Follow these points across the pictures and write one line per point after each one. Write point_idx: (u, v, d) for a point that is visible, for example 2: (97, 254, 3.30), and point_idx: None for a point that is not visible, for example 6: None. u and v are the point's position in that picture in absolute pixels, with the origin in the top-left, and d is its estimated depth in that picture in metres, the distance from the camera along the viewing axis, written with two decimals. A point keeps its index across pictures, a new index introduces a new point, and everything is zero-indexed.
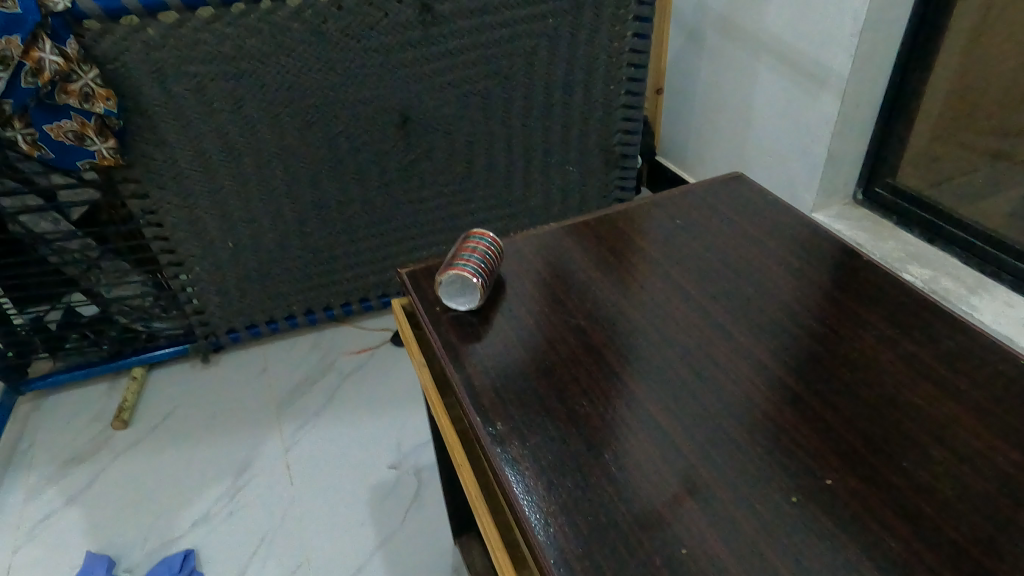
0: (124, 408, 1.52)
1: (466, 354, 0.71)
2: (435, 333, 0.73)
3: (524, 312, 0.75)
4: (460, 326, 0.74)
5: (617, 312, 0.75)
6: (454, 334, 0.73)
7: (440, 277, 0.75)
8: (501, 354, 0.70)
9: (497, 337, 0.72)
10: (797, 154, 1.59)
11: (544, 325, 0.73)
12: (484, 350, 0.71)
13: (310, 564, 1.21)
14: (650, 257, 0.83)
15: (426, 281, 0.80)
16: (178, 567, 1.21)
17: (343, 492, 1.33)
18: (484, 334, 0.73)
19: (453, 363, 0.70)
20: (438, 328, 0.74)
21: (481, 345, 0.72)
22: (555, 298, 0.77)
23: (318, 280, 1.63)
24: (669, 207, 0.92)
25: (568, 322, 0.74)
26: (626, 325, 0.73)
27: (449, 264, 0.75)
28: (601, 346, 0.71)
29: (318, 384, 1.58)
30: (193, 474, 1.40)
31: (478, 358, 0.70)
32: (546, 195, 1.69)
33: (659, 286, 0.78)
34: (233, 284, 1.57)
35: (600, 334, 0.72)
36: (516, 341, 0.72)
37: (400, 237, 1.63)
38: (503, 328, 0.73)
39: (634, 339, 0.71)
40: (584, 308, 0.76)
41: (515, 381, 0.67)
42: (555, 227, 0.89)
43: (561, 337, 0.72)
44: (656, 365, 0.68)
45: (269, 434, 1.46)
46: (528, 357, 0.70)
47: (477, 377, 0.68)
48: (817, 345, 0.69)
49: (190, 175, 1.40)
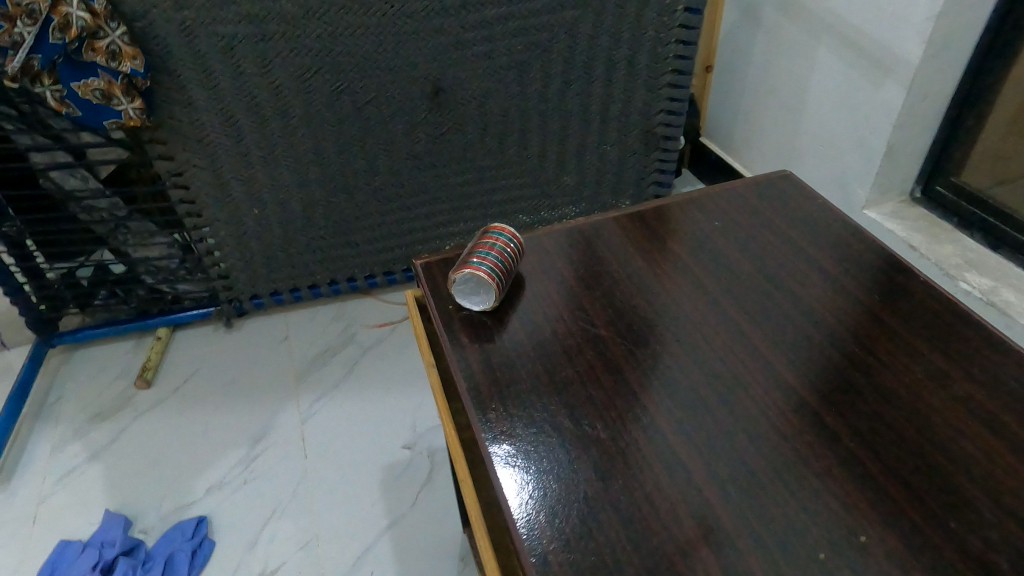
0: (147, 367, 1.54)
1: (476, 358, 0.67)
2: (446, 332, 0.69)
3: (540, 314, 0.71)
4: (472, 327, 0.69)
5: (641, 321, 0.70)
6: (466, 336, 0.69)
7: (453, 275, 0.70)
8: (512, 360, 0.66)
9: (510, 343, 0.68)
10: (853, 146, 1.48)
11: (561, 330, 0.69)
12: (495, 355, 0.67)
13: (319, 541, 1.21)
14: (681, 262, 0.77)
15: (441, 275, 0.75)
16: (190, 533, 1.22)
17: (356, 470, 1.32)
18: (496, 337, 0.68)
19: (461, 369, 0.66)
20: (450, 328, 0.69)
21: (492, 350, 0.67)
22: (575, 302, 0.72)
23: (342, 251, 1.60)
24: (706, 207, 0.86)
25: (587, 329, 0.69)
26: (650, 336, 0.68)
27: (464, 263, 0.70)
28: (620, 359, 0.66)
29: (338, 356, 1.57)
30: (210, 440, 1.40)
31: (489, 363, 0.66)
32: (580, 175, 1.62)
33: (688, 295, 0.73)
34: (258, 251, 1.55)
35: (620, 345, 0.67)
36: (530, 346, 0.67)
37: (428, 212, 1.58)
38: (517, 331, 0.69)
39: (657, 354, 0.66)
40: (606, 315, 0.70)
41: (526, 392, 0.63)
42: (581, 221, 0.83)
43: (578, 346, 0.67)
44: (678, 384, 0.63)
45: (286, 404, 1.46)
46: (541, 366, 0.65)
47: (486, 384, 0.64)
48: (860, 373, 0.63)
49: (217, 140, 1.37)
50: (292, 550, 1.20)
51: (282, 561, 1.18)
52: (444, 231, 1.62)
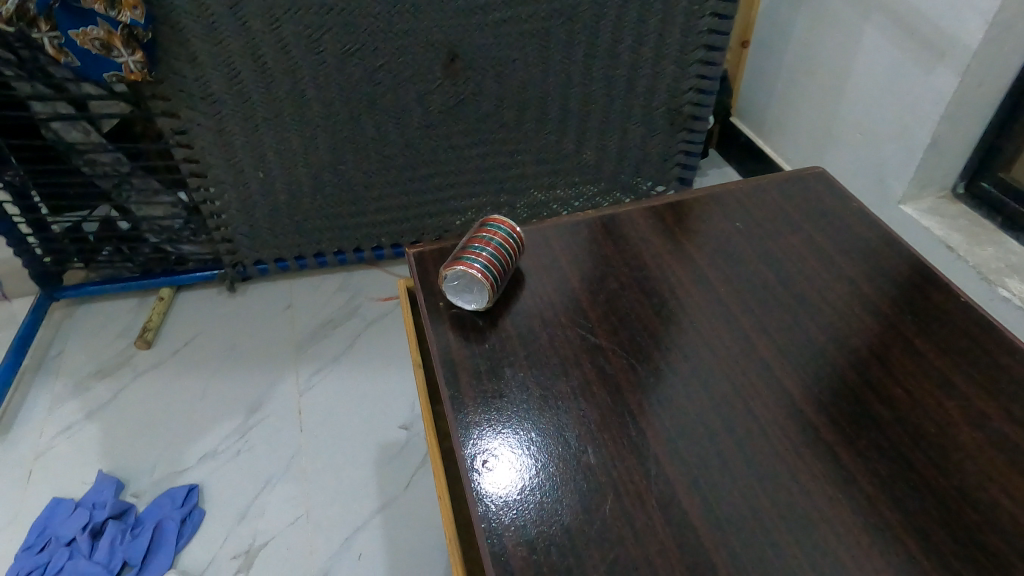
0: (148, 327, 1.51)
1: (464, 364, 0.64)
2: (435, 333, 0.66)
3: (537, 320, 0.67)
4: (465, 330, 0.66)
5: (642, 335, 0.66)
6: (457, 340, 0.65)
7: (445, 271, 0.65)
8: (501, 369, 0.63)
9: (505, 351, 0.65)
10: (894, 138, 1.38)
11: (558, 340, 0.66)
12: (486, 363, 0.64)
13: (310, 517, 1.19)
14: (692, 269, 0.73)
15: (436, 269, 0.71)
16: (181, 501, 1.20)
17: (352, 447, 1.29)
18: (488, 342, 0.65)
19: (448, 377, 0.63)
20: (441, 330, 0.66)
21: (483, 357, 0.64)
22: (576, 310, 0.68)
23: (349, 221, 1.55)
24: (725, 206, 0.80)
25: (585, 340, 0.66)
26: (651, 353, 0.65)
27: (456, 258, 0.65)
28: (618, 377, 0.63)
29: (340, 329, 1.53)
30: (207, 406, 1.38)
31: (476, 371, 0.63)
32: (601, 153, 1.54)
33: (696, 308, 0.69)
34: (263, 216, 1.50)
35: (620, 361, 0.64)
36: (524, 357, 0.64)
37: (439, 185, 1.52)
38: (511, 338, 0.66)
39: (657, 372, 0.63)
40: (608, 326, 0.67)
41: (516, 408, 0.60)
42: (588, 217, 0.79)
43: (574, 359, 0.64)
44: (678, 409, 0.60)
45: (285, 374, 1.43)
46: (533, 380, 0.62)
47: (474, 397, 0.61)
48: (874, 408, 0.60)
49: (222, 99, 1.30)
50: (282, 525, 1.18)
51: (271, 535, 1.17)
52: (455, 205, 1.57)
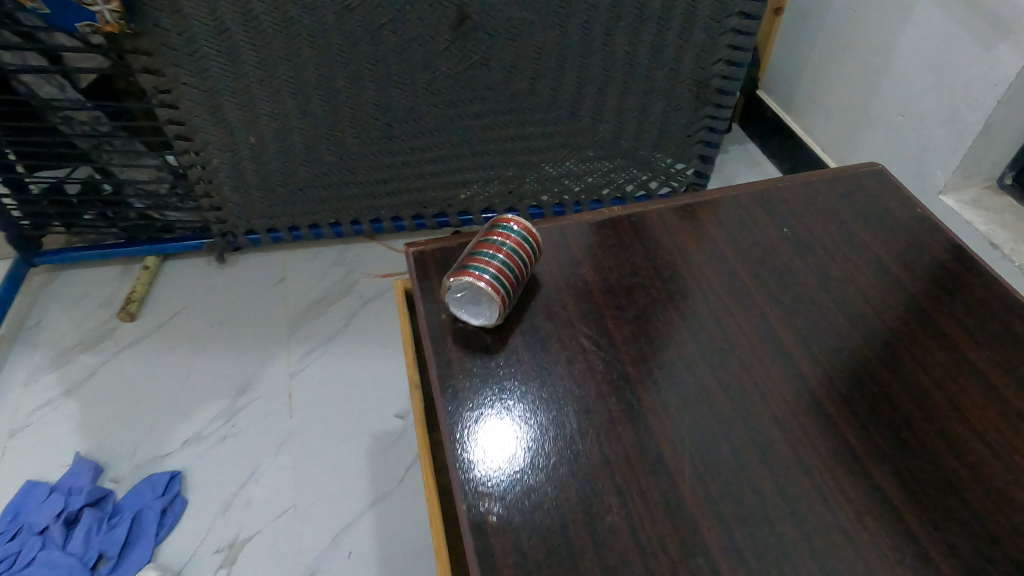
0: (131, 299, 1.41)
1: (468, 393, 0.55)
2: (436, 352, 0.58)
3: (554, 340, 0.59)
4: (472, 350, 0.58)
5: (674, 362, 0.58)
6: (465, 364, 0.57)
7: (448, 282, 0.56)
8: (510, 398, 0.55)
9: (518, 378, 0.56)
10: (942, 122, 1.27)
11: (577, 366, 0.57)
12: (493, 392, 0.55)
13: (299, 510, 1.12)
14: (731, 282, 0.64)
15: (442, 274, 0.62)
16: (162, 490, 1.13)
17: (344, 436, 1.22)
18: (497, 367, 0.57)
19: (452, 410, 0.54)
20: (449, 350, 0.58)
21: (492, 386, 0.56)
22: (599, 329, 0.60)
23: (345, 192, 1.43)
24: (769, 207, 0.70)
25: (609, 367, 0.57)
26: (685, 385, 0.57)
27: (462, 266, 0.55)
28: (646, 413, 0.55)
29: (335, 306, 1.44)
30: (192, 386, 1.30)
31: (481, 399, 0.55)
32: (619, 127, 1.42)
33: (736, 331, 0.60)
34: (255, 185, 1.39)
35: (648, 394, 0.56)
36: (538, 386, 0.56)
37: (443, 157, 1.41)
38: (524, 362, 0.57)
39: (691, 410, 0.55)
40: (635, 349, 0.59)
41: (527, 449, 0.52)
42: (614, 215, 0.69)
43: (596, 390, 0.56)
44: (715, 455, 0.52)
45: (275, 353, 1.35)
46: (548, 416, 0.54)
47: (480, 435, 0.53)
48: (942, 460, 0.52)
49: (210, 57, 1.18)
50: (269, 518, 1.11)
51: (257, 528, 1.10)
52: (459, 178, 1.45)
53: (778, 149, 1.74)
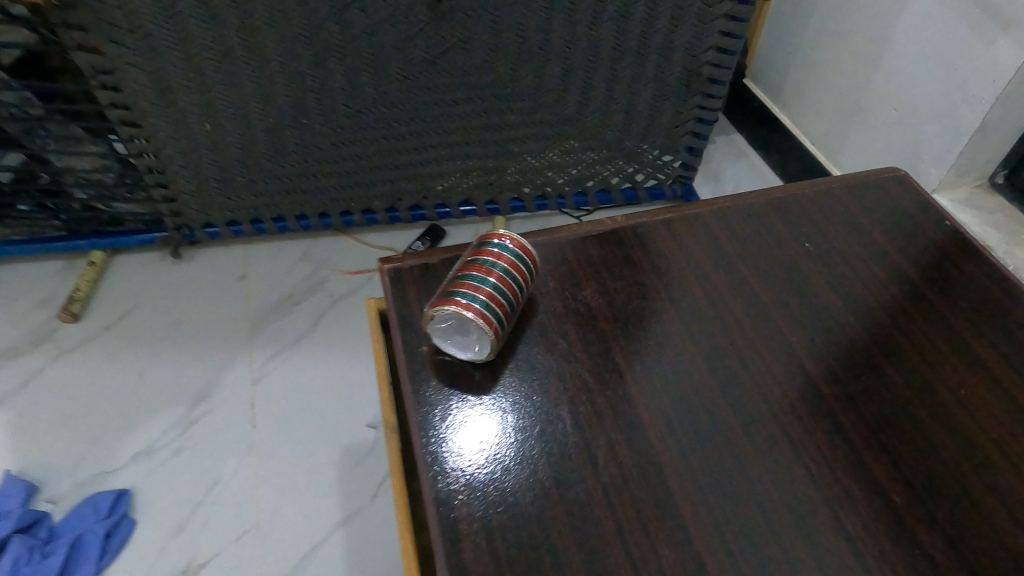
0: (74, 298, 1.30)
1: (455, 447, 0.48)
2: (419, 395, 0.50)
3: (554, 378, 0.52)
4: (461, 391, 0.50)
5: (690, 404, 0.51)
6: (450, 406, 0.50)
7: (431, 310, 0.48)
8: (502, 453, 0.48)
9: (512, 423, 0.49)
10: (940, 118, 1.22)
11: (582, 411, 0.50)
12: (484, 445, 0.48)
13: (262, 531, 1.04)
14: (749, 306, 0.57)
15: (424, 298, 0.54)
16: (106, 511, 1.03)
17: (310, 448, 1.13)
18: (489, 414, 0.50)
19: (435, 463, 0.47)
20: (432, 390, 0.50)
21: (482, 433, 0.49)
22: (605, 364, 0.53)
23: (311, 184, 1.32)
24: (787, 217, 0.63)
25: (619, 410, 0.51)
26: (704, 430, 0.50)
27: (446, 291, 0.47)
28: (661, 466, 0.48)
29: (301, 306, 1.34)
30: (142, 394, 1.20)
31: (468, 456, 0.48)
32: (605, 117, 1.32)
33: (757, 364, 0.54)
34: (212, 175, 1.28)
35: (664, 443, 0.49)
36: (537, 436, 0.49)
37: (416, 147, 1.30)
38: (521, 406, 0.50)
39: (713, 461, 0.49)
40: (647, 387, 0.52)
41: (525, 515, 0.45)
42: (617, 225, 0.62)
43: (605, 439, 0.49)
44: (743, 517, 0.46)
45: (237, 357, 1.25)
46: (546, 470, 0.47)
47: (469, 499, 0.46)
48: (991, 518, 0.46)
49: (156, 35, 1.06)
50: (228, 541, 1.03)
51: (215, 552, 1.02)
52: (434, 169, 1.34)
53: (767, 140, 1.67)
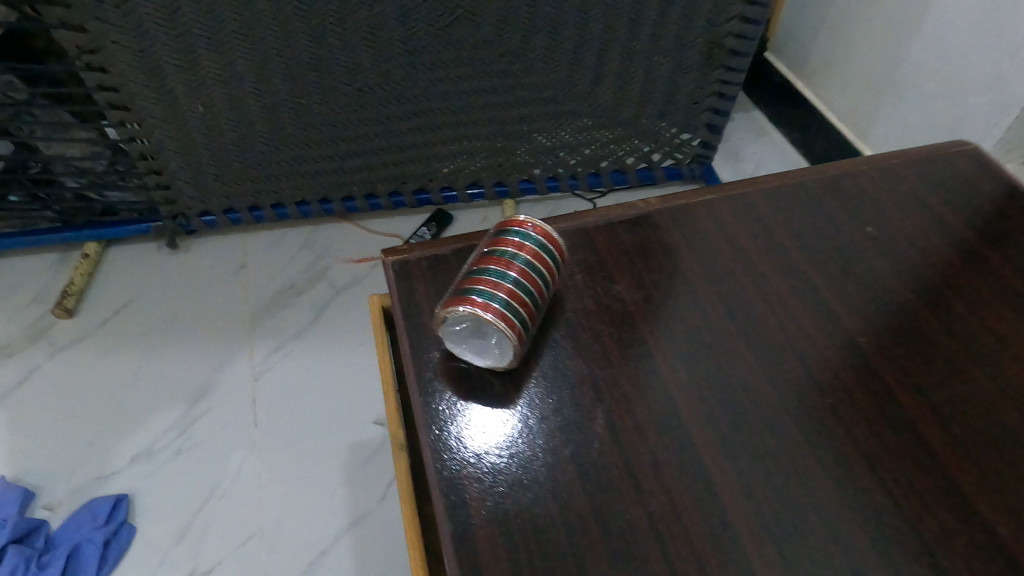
0: (68, 293, 1.24)
1: (471, 472, 0.38)
2: (427, 407, 0.41)
3: (588, 385, 0.42)
4: (475, 405, 0.41)
5: (759, 420, 0.40)
6: (464, 424, 0.40)
7: (441, 311, 0.41)
8: (531, 481, 0.38)
9: (542, 445, 0.39)
10: (984, 90, 1.12)
11: (624, 426, 0.40)
12: (506, 468, 0.38)
13: (266, 536, 0.99)
14: (816, 298, 0.46)
15: (436, 294, 0.46)
16: (104, 518, 0.98)
17: (316, 447, 1.08)
18: (510, 429, 0.40)
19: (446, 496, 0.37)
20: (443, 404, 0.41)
21: (503, 456, 0.39)
22: (651, 369, 0.42)
23: (311, 168, 1.25)
24: (847, 195, 0.54)
25: (668, 427, 0.40)
26: (781, 451, 0.39)
27: (459, 289, 0.40)
28: (726, 500, 0.37)
29: (303, 297, 1.27)
30: (140, 392, 1.14)
31: (487, 489, 0.38)
32: (620, 92, 1.22)
33: (842, 365, 0.43)
34: (207, 161, 1.20)
35: (730, 470, 0.38)
36: (569, 458, 0.39)
37: (417, 128, 1.21)
38: (549, 420, 0.40)
39: (797, 493, 0.38)
40: (704, 398, 0.41)
41: (562, 566, 0.35)
42: (651, 206, 0.52)
43: (657, 462, 0.39)
44: (839, 569, 0.35)
45: (237, 353, 1.20)
46: (586, 500, 0.37)
47: (490, 544, 0.36)
48: None
49: (141, 7, 0.98)
50: (231, 548, 0.98)
51: (219, 559, 0.97)
52: (438, 151, 1.26)
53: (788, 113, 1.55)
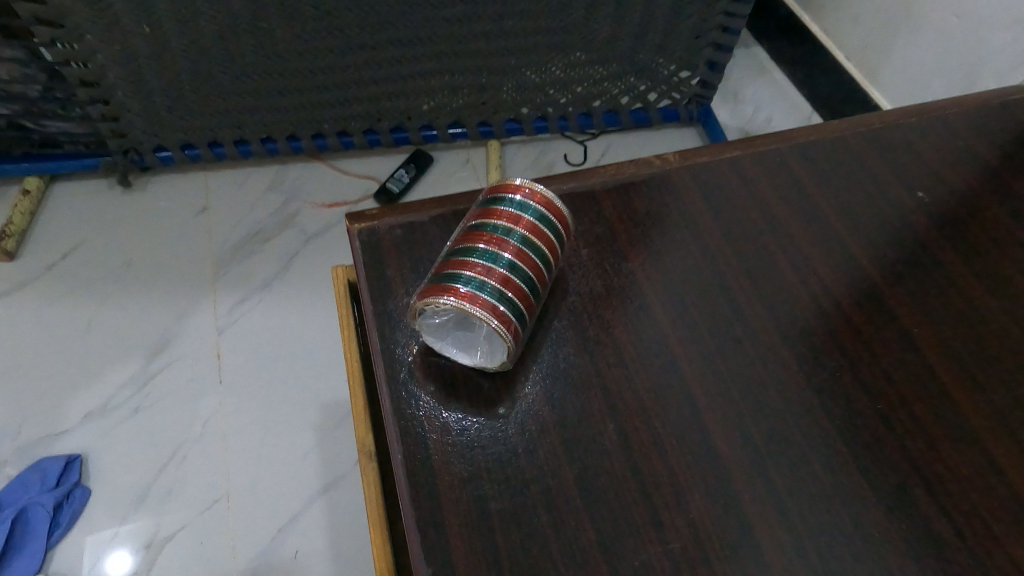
0: (7, 233, 1.10)
1: (454, 498, 0.31)
2: (402, 416, 0.33)
3: (596, 391, 0.34)
4: (456, 417, 0.33)
5: (798, 435, 0.33)
6: (444, 439, 0.33)
7: (416, 301, 0.33)
8: (525, 508, 0.31)
9: (537, 464, 0.32)
10: (1017, 26, 0.89)
11: (640, 443, 0.33)
12: (496, 497, 0.31)
13: (233, 502, 0.93)
14: (864, 283, 0.38)
15: (412, 278, 0.38)
16: (55, 481, 0.91)
17: (284, 406, 1.00)
18: (501, 444, 0.32)
19: (422, 528, 0.31)
20: (419, 413, 0.33)
21: (490, 477, 0.32)
22: (671, 372, 0.35)
23: (271, 103, 1.05)
24: (892, 154, 0.44)
25: (690, 443, 0.33)
26: (822, 474, 0.32)
27: (441, 275, 0.32)
28: (761, 536, 0.31)
29: (271, 245, 1.15)
30: (94, 344, 1.04)
31: (471, 516, 0.31)
32: (616, 22, 0.99)
33: (895, 369, 0.35)
34: (160, 90, 1.01)
35: (762, 495, 0.32)
36: (574, 483, 0.32)
37: (376, 62, 1.00)
38: (549, 435, 0.33)
39: (848, 531, 0.31)
40: (733, 408, 0.34)
41: None
42: (667, 166, 0.43)
43: (677, 483, 0.32)
44: None
45: (198, 303, 1.09)
46: (593, 533, 0.30)
47: None
48: None
49: None
50: (192, 514, 0.91)
51: (181, 525, 0.91)
52: (406, 86, 1.05)
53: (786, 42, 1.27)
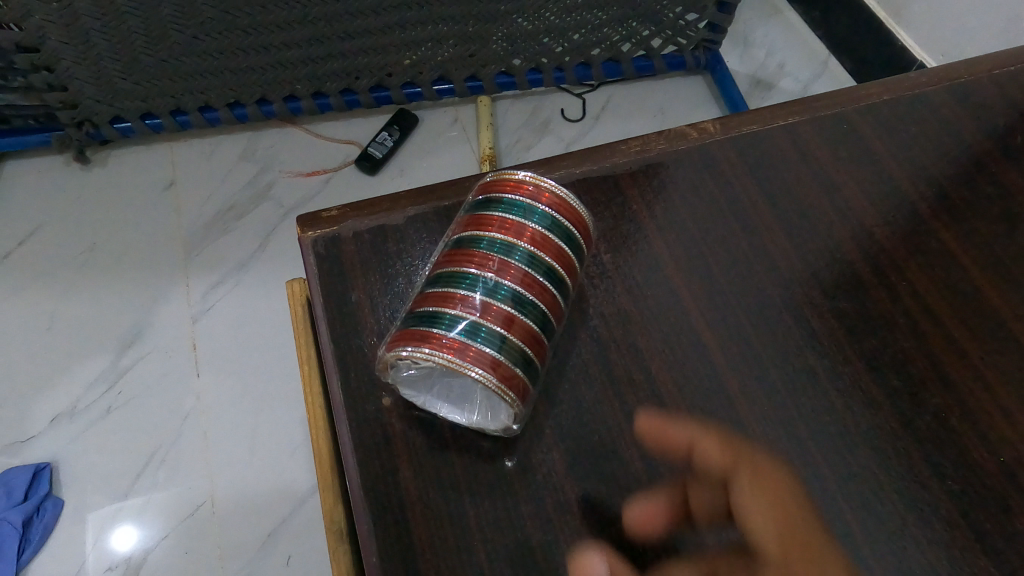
0: None
1: None
2: (385, 497, 0.26)
3: (630, 451, 0.27)
4: (452, 496, 0.26)
5: (899, 504, 0.26)
6: (441, 529, 0.25)
7: (386, 352, 0.26)
8: None
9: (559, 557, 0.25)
10: None
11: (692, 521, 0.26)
12: None
13: (217, 508, 0.79)
14: (969, 292, 0.29)
15: (387, 307, 0.29)
16: (20, 496, 0.77)
17: (268, 397, 0.85)
18: (513, 529, 0.25)
19: None
20: (406, 491, 0.26)
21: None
22: (727, 424, 0.27)
23: (229, 67, 0.89)
24: (988, 109, 0.34)
25: None
26: (934, 555, 0.25)
27: (420, 316, 0.25)
28: None
29: (246, 221, 0.97)
30: (55, 338, 0.88)
31: None
32: None
33: (1015, 406, 0.27)
34: (102, 55, 0.83)
35: None
36: None
37: (333, 15, 0.83)
38: (573, 516, 0.26)
39: None
40: (810, 470, 0.26)
41: None
42: (707, 139, 0.33)
43: None
44: None
45: (170, 285, 0.92)
46: None
47: None
48: None
49: None
50: (173, 523, 0.79)
51: (162, 535, 0.78)
52: (378, 41, 0.88)
53: None
